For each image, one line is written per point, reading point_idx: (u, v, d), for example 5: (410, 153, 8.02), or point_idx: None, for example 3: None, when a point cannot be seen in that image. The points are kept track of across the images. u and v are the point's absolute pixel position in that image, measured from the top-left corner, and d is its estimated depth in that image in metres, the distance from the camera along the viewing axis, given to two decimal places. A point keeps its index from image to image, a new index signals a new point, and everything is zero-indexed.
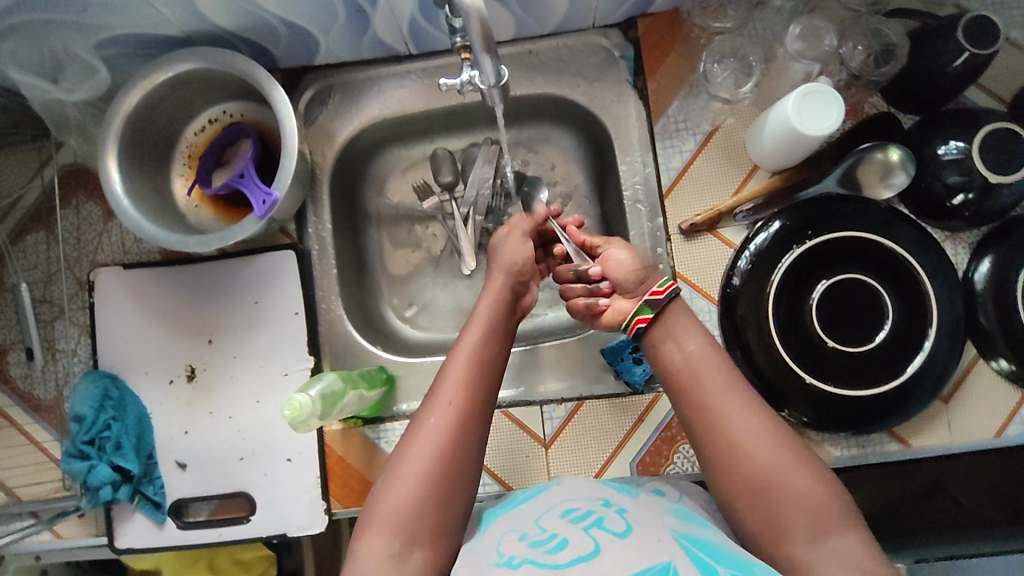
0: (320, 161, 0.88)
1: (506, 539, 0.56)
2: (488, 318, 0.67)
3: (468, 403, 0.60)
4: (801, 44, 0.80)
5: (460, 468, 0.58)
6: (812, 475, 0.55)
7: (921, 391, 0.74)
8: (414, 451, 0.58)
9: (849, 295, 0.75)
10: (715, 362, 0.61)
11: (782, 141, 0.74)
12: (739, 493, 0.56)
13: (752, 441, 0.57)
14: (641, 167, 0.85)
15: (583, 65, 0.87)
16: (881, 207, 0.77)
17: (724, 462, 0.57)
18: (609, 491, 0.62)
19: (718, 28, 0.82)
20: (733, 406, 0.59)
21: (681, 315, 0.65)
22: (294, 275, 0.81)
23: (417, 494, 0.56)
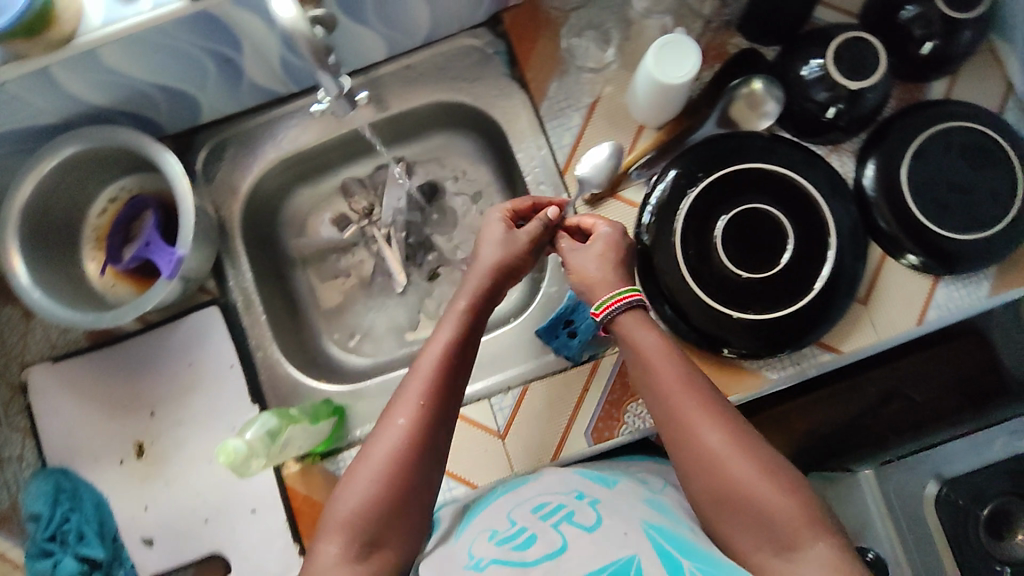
0: (228, 216, 0.88)
1: (478, 537, 0.59)
2: (459, 322, 0.66)
3: (429, 413, 0.59)
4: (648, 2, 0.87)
5: (418, 476, 0.57)
6: (779, 485, 0.55)
7: (838, 297, 0.78)
8: (373, 459, 0.57)
9: (753, 225, 0.78)
10: (677, 365, 0.63)
11: (654, 97, 0.76)
12: (707, 495, 0.58)
13: (717, 449, 0.58)
14: (536, 151, 0.86)
15: (460, 68, 0.89)
16: (760, 137, 0.81)
17: (693, 467, 0.59)
18: (586, 483, 0.64)
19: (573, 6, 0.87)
20: (697, 411, 0.60)
21: (634, 326, 0.67)
22: (223, 330, 0.83)
23: (372, 499, 0.55)
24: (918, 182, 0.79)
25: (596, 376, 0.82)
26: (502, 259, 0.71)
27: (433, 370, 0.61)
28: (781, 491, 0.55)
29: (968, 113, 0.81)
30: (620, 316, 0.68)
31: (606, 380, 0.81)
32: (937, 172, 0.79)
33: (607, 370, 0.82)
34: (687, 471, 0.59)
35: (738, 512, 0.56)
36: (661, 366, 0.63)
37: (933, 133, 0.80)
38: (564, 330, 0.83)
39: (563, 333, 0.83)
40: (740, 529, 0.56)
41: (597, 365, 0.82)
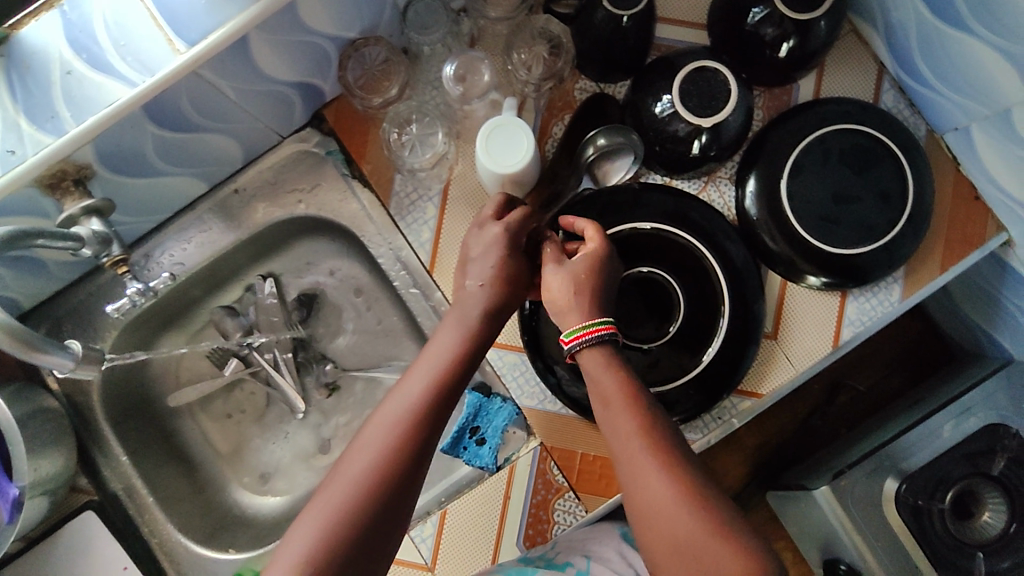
0: (85, 399, 0.79)
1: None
2: (453, 349, 0.60)
3: (403, 444, 0.55)
4: (461, 86, 0.75)
5: (379, 514, 0.53)
6: (733, 552, 0.50)
7: (742, 343, 0.73)
8: (338, 482, 0.53)
9: (641, 286, 0.74)
10: (633, 407, 0.56)
11: (501, 185, 0.69)
12: (659, 553, 0.52)
13: (667, 507, 0.52)
14: (396, 252, 0.79)
15: (295, 177, 0.80)
16: (630, 186, 0.75)
17: (646, 522, 0.53)
18: None
19: (384, 102, 0.75)
20: (647, 463, 0.54)
21: (595, 360, 0.59)
22: (105, 530, 0.76)
23: (328, 529, 0.51)
24: (802, 203, 0.72)
25: (517, 480, 0.76)
26: (496, 260, 0.64)
27: (415, 399, 0.57)
28: (733, 561, 0.50)
29: (840, 112, 0.75)
30: (592, 345, 0.59)
31: (528, 481, 0.76)
32: (819, 186, 0.73)
33: (525, 472, 0.76)
34: (642, 529, 0.54)
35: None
36: (614, 412, 0.57)
37: (807, 143, 0.74)
38: (471, 439, 0.77)
39: (470, 442, 0.78)
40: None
41: (514, 469, 0.76)
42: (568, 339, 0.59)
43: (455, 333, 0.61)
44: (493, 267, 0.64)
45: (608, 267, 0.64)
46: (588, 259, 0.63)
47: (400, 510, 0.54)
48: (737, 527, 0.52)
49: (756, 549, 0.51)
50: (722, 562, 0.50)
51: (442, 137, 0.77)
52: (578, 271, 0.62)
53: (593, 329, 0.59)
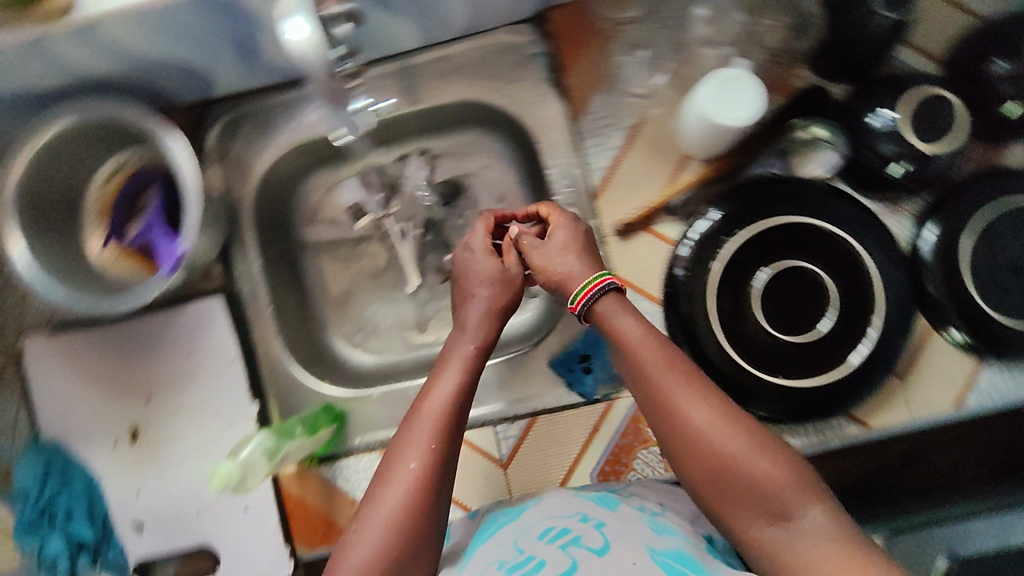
0: (240, 198, 0.84)
1: (487, 566, 0.65)
2: (463, 359, 0.67)
3: (434, 455, 0.60)
4: (709, 28, 0.78)
5: (423, 518, 0.59)
6: (775, 457, 0.55)
7: (874, 371, 0.72)
8: (379, 505, 0.59)
9: (795, 283, 0.73)
10: (659, 350, 0.61)
11: (704, 134, 0.70)
12: (705, 478, 0.57)
13: (706, 431, 0.57)
14: (569, 168, 0.79)
15: (499, 67, 0.81)
16: (816, 185, 0.74)
17: (688, 456, 0.57)
18: (588, 506, 0.71)
19: (627, 17, 0.79)
20: (683, 392, 0.58)
21: (614, 306, 0.65)
22: (226, 319, 0.80)
23: (394, 523, 0.57)
24: (982, 259, 0.72)
25: (609, 418, 0.78)
26: (494, 272, 0.72)
27: (435, 409, 0.63)
28: (778, 465, 0.55)
29: None
30: (602, 300, 0.65)
31: (618, 423, 0.78)
32: (998, 249, 0.72)
33: (620, 414, 0.78)
34: (684, 464, 0.58)
35: (736, 494, 0.55)
36: (643, 353, 0.61)
37: (1005, 211, 0.72)
38: (579, 364, 0.80)
39: (577, 367, 0.80)
40: (742, 514, 0.56)
41: (611, 407, 0.78)
42: (572, 307, 0.66)
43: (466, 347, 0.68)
44: (492, 271, 0.72)
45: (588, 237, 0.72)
46: (563, 227, 0.71)
47: (441, 511, 0.60)
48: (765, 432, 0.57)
49: (790, 451, 0.57)
50: (766, 466, 0.55)
51: (661, 78, 0.78)
52: (557, 242, 0.71)
53: (587, 294, 0.66)
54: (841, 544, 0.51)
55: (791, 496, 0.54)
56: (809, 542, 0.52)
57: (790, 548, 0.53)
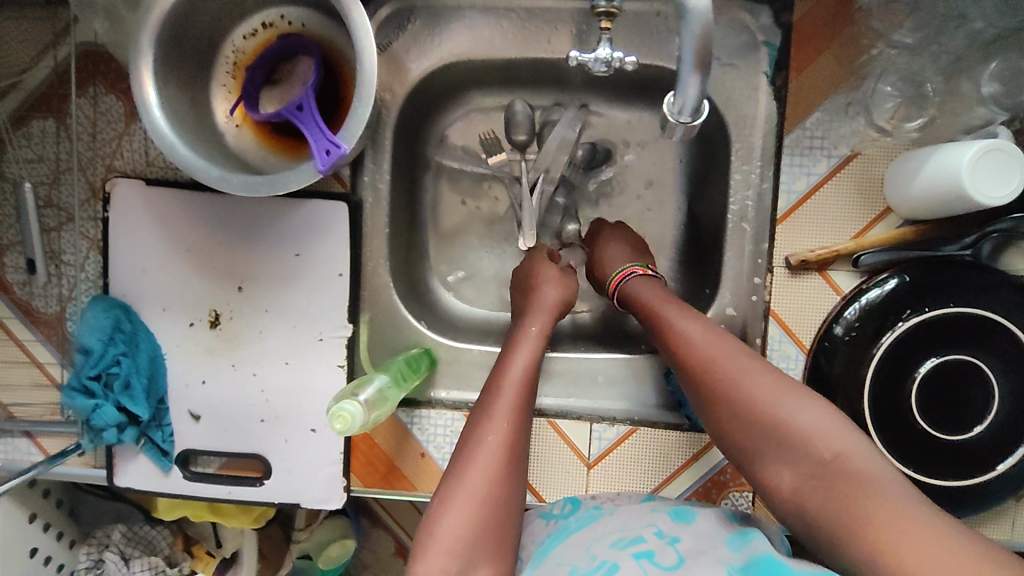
0: (387, 99, 0.74)
1: (557, 572, 0.56)
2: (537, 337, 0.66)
3: (514, 429, 0.58)
4: (996, 87, 0.66)
5: (505, 501, 0.55)
6: (803, 402, 0.54)
7: (1002, 489, 0.69)
8: (464, 480, 0.55)
9: (959, 379, 0.68)
10: (699, 320, 0.62)
11: (937, 196, 0.63)
12: (735, 428, 0.56)
13: (737, 379, 0.57)
14: (756, 180, 0.73)
15: (718, 45, 0.71)
16: (1016, 287, 0.67)
17: (719, 411, 0.57)
18: (660, 518, 0.62)
19: (894, 39, 0.67)
20: (717, 348, 0.59)
21: (645, 287, 0.70)
22: (345, 229, 0.71)
23: (485, 488, 0.54)
24: None
25: (712, 450, 0.73)
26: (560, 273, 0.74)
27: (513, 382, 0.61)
28: (805, 407, 0.54)
29: None
30: (635, 280, 0.71)
31: (720, 458, 0.73)
32: None
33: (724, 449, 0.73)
34: (715, 418, 0.58)
35: (764, 437, 0.55)
36: (685, 323, 0.62)
37: None
38: None
39: None
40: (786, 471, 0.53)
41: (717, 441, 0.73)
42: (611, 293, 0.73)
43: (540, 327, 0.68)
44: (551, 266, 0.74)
45: (643, 251, 0.78)
46: (615, 235, 0.78)
47: (521, 493, 0.57)
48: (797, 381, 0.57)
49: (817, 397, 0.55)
50: (802, 411, 0.54)
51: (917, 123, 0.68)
52: (614, 247, 0.77)
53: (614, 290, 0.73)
54: (872, 476, 0.49)
55: (820, 433, 0.52)
56: (845, 473, 0.50)
57: (846, 500, 0.49)
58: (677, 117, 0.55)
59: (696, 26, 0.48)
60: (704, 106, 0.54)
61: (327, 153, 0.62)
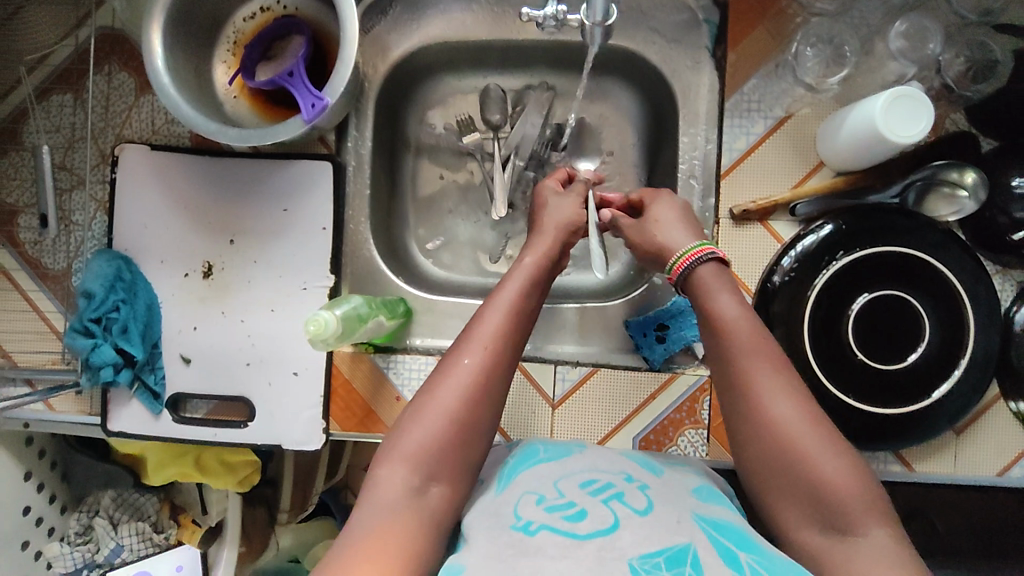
0: (370, 75, 0.83)
1: (522, 498, 0.55)
2: (530, 272, 0.66)
3: (501, 364, 0.58)
4: (903, 43, 0.74)
5: (474, 424, 0.56)
6: (846, 462, 0.52)
7: (938, 419, 0.73)
8: (436, 399, 0.56)
9: (890, 312, 0.74)
10: (753, 328, 0.59)
11: (860, 141, 0.70)
12: (764, 460, 0.54)
13: (782, 417, 0.54)
14: (702, 142, 0.80)
15: (664, 23, 0.80)
16: (939, 229, 0.73)
17: (749, 434, 0.55)
18: (633, 465, 0.61)
19: (817, 8, 0.76)
20: (764, 372, 0.56)
21: (710, 275, 0.64)
22: (328, 186, 0.79)
23: (453, 413, 0.55)
24: None
25: (667, 390, 0.79)
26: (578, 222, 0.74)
27: (502, 313, 0.61)
28: (847, 468, 0.51)
29: None
30: (701, 266, 0.64)
31: (675, 397, 0.78)
32: None
33: (679, 388, 0.79)
34: (741, 430, 0.56)
35: (786, 481, 0.52)
36: (738, 332, 0.58)
37: None
38: (654, 331, 0.80)
39: (651, 334, 0.81)
40: (793, 509, 0.52)
41: (673, 379, 0.78)
42: (669, 276, 0.67)
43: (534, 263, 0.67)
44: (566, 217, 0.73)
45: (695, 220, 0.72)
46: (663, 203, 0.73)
47: (493, 420, 0.57)
48: (842, 439, 0.54)
49: (864, 463, 0.53)
50: (833, 469, 0.51)
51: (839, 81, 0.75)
52: (667, 215, 0.71)
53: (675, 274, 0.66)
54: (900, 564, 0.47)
55: (844, 494, 0.50)
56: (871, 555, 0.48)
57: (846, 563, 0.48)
58: (593, 21, 0.65)
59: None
60: (611, 5, 0.65)
61: (313, 106, 0.69)
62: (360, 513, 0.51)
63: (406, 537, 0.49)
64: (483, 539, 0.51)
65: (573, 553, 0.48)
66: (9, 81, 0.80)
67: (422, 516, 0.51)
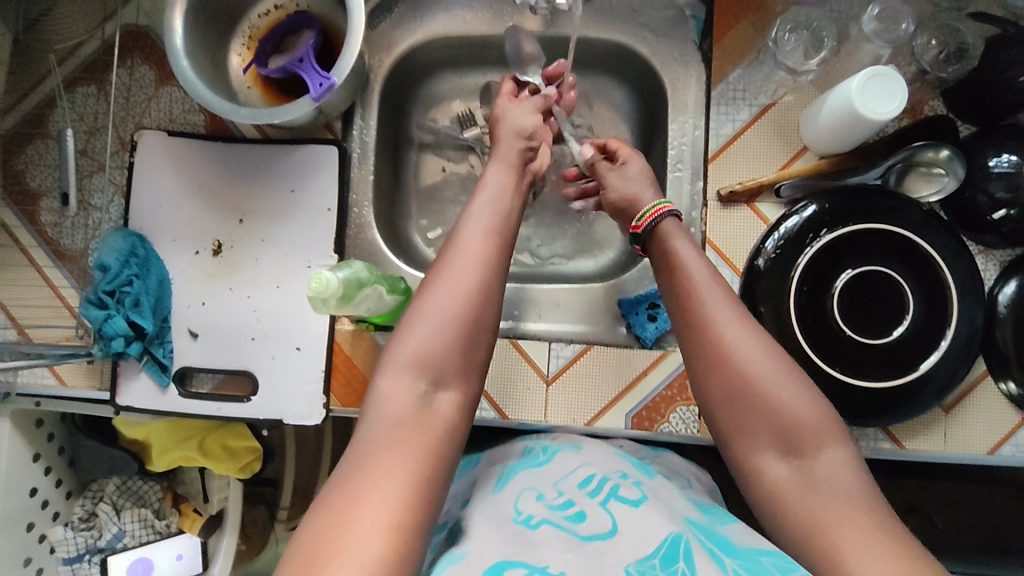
0: (375, 67, 0.87)
1: (522, 493, 0.58)
2: (502, 184, 0.69)
3: (489, 265, 0.61)
4: (877, 25, 0.77)
5: (475, 325, 0.59)
6: (798, 388, 0.58)
7: (925, 394, 0.74)
8: (430, 306, 0.58)
9: (874, 289, 0.76)
10: (708, 272, 0.64)
11: (839, 121, 0.73)
12: (722, 390, 0.59)
13: (739, 354, 0.59)
14: (691, 129, 0.84)
15: (652, 18, 0.85)
16: (921, 208, 0.76)
17: (708, 369, 0.60)
18: (627, 464, 0.64)
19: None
20: (723, 312, 0.61)
21: (671, 231, 0.69)
22: (333, 170, 0.83)
23: (453, 315, 0.58)
24: None
25: (658, 368, 0.80)
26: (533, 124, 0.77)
27: (484, 222, 0.64)
28: (799, 394, 0.57)
29: None
30: (666, 221, 0.70)
31: (666, 374, 0.80)
32: None
33: (669, 366, 0.80)
34: (696, 359, 0.61)
35: (746, 409, 0.58)
36: (694, 276, 0.64)
37: None
38: (645, 310, 0.83)
39: (643, 313, 0.83)
40: (754, 438, 0.58)
41: (664, 357, 0.80)
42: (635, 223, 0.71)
43: (506, 176, 0.71)
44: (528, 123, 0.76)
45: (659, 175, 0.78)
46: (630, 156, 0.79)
47: (492, 321, 0.60)
48: (793, 365, 0.60)
49: (815, 390, 0.59)
50: (788, 396, 0.57)
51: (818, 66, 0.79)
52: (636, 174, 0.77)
53: (640, 228, 0.71)
54: (851, 486, 0.53)
55: (800, 421, 0.56)
56: (827, 480, 0.54)
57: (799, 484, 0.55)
58: None
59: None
60: None
61: (320, 86, 0.74)
62: (369, 422, 0.54)
63: (419, 442, 0.53)
64: (485, 527, 0.54)
65: (574, 549, 0.51)
66: (39, 72, 0.85)
67: (433, 421, 0.54)
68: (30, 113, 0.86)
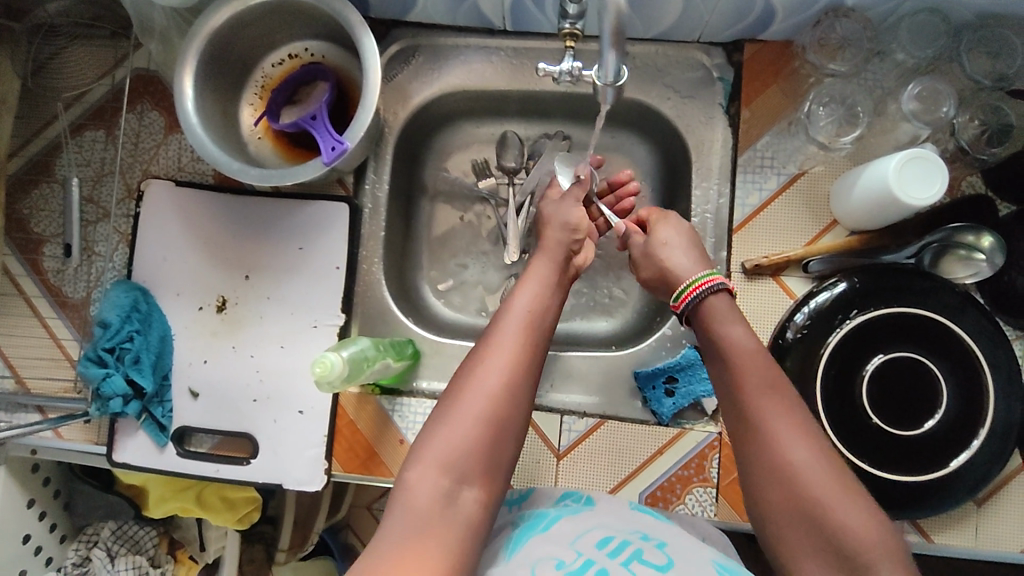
0: (390, 121, 0.85)
1: (538, 561, 0.53)
2: (546, 275, 0.68)
3: (521, 367, 0.59)
4: (917, 105, 0.74)
5: (505, 421, 0.56)
6: (862, 508, 0.53)
7: (958, 490, 0.70)
8: (462, 403, 0.56)
9: (902, 374, 0.72)
10: (765, 366, 0.60)
11: (871, 201, 0.70)
12: (777, 503, 0.55)
13: (796, 461, 0.55)
14: (715, 196, 0.80)
15: (678, 79, 0.82)
16: (956, 290, 0.72)
17: (764, 474, 0.56)
18: (645, 520, 0.60)
19: (831, 70, 0.77)
20: (776, 414, 0.57)
21: (722, 311, 0.65)
22: (343, 228, 0.80)
23: (484, 413, 0.56)
24: None
25: (675, 446, 0.77)
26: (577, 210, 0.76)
27: (521, 315, 0.62)
28: (862, 516, 0.52)
29: None
30: (709, 299, 0.66)
31: (684, 453, 0.77)
32: None
33: (687, 446, 0.77)
34: (753, 468, 0.57)
35: (804, 527, 0.53)
36: (746, 367, 0.60)
37: None
38: (663, 384, 0.80)
39: (660, 387, 0.80)
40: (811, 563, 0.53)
41: (682, 434, 0.77)
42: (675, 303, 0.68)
43: (548, 268, 0.69)
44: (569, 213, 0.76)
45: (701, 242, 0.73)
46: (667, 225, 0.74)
47: (521, 419, 0.58)
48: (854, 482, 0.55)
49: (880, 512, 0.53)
50: (850, 515, 0.52)
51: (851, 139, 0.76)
52: (673, 238, 0.73)
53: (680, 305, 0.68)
54: None
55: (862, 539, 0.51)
56: None
57: None
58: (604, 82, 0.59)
59: (612, 8, 0.51)
60: (625, 67, 0.58)
61: (333, 149, 0.72)
62: (390, 520, 0.52)
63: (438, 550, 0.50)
64: None
65: None
66: (46, 117, 0.83)
67: (452, 525, 0.52)
68: (35, 158, 0.84)
